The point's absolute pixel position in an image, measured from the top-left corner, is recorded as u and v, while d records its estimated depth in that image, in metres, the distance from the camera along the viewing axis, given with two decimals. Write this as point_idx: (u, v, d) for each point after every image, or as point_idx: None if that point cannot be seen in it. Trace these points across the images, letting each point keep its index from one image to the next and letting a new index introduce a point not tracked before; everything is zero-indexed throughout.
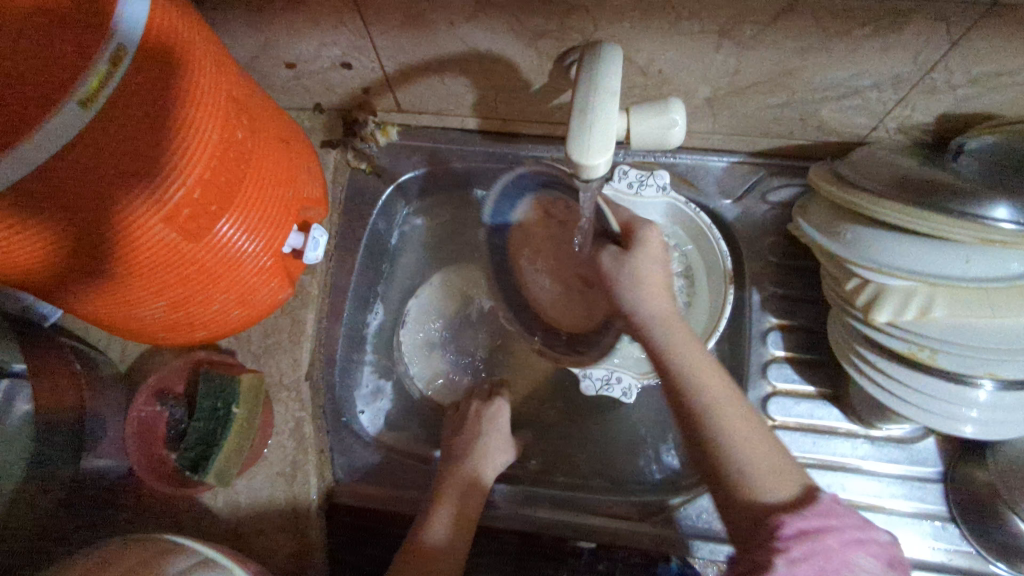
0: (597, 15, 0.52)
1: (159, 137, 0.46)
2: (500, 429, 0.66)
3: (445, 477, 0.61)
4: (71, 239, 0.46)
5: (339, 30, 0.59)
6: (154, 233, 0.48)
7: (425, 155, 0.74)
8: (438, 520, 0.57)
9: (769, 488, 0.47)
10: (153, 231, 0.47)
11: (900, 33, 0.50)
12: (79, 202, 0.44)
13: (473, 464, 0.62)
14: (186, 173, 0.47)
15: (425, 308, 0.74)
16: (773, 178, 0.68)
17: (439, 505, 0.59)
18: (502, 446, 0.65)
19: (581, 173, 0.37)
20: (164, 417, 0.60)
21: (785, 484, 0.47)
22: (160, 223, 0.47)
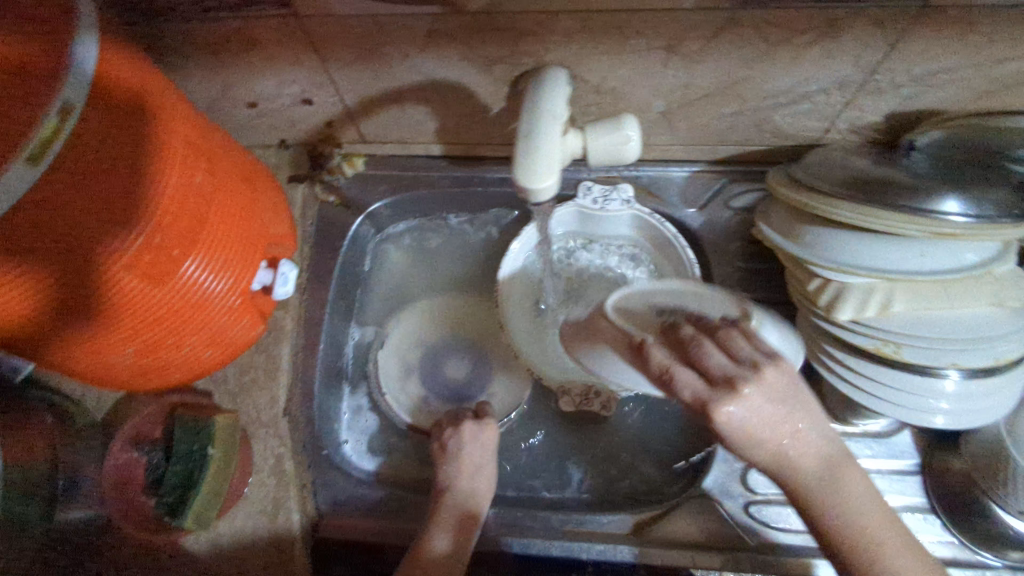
0: (545, 39, 0.54)
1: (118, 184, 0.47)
2: (493, 442, 0.65)
3: (438, 498, 0.61)
4: (41, 285, 0.47)
5: (296, 67, 0.60)
6: (122, 280, 0.49)
7: (392, 183, 0.74)
8: (436, 546, 0.57)
9: None
10: (117, 279, 0.49)
11: (837, 40, 0.51)
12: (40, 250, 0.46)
13: (464, 485, 0.62)
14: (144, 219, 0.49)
15: (405, 333, 0.74)
16: (734, 185, 0.70)
17: (436, 529, 0.59)
18: (489, 465, 0.64)
19: (529, 196, 0.37)
20: (142, 463, 0.59)
21: None
22: (126, 270, 0.49)
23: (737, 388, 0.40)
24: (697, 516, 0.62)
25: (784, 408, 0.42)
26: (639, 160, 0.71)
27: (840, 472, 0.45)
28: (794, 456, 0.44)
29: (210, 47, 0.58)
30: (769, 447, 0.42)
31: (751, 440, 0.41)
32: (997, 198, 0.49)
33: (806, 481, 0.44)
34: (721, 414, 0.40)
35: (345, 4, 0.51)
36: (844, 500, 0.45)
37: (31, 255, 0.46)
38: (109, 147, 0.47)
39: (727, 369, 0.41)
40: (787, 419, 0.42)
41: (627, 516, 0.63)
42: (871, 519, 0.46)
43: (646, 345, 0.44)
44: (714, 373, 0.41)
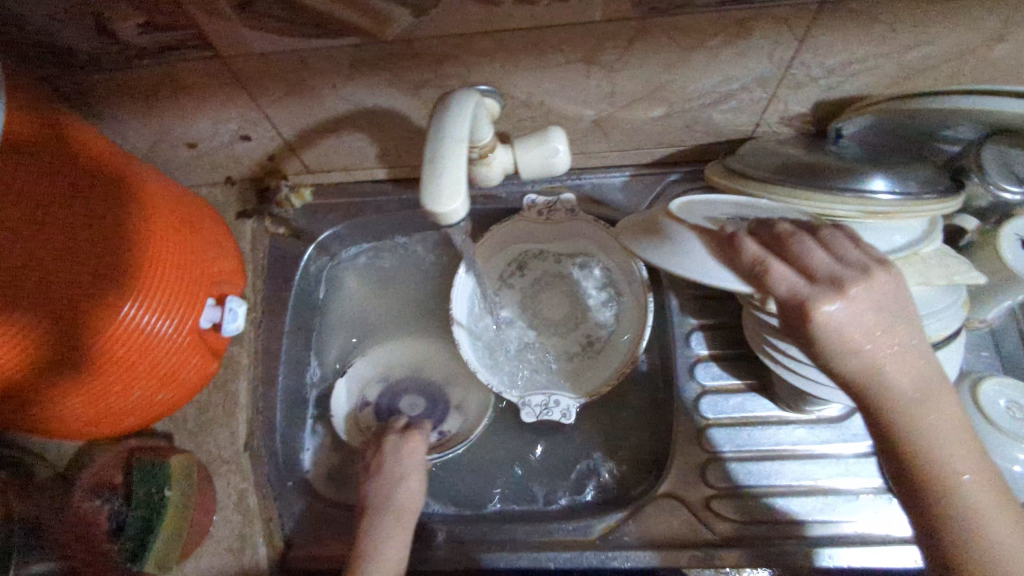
0: (466, 60, 0.55)
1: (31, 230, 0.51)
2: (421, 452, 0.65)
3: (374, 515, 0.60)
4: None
5: (229, 105, 0.61)
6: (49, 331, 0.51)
7: (340, 210, 0.75)
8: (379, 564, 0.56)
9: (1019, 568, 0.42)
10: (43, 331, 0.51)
11: (747, 40, 0.53)
12: None
13: (401, 498, 0.61)
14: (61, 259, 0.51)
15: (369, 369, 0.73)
16: (675, 185, 0.71)
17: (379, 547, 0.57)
18: (420, 474, 0.63)
19: (440, 220, 0.38)
20: (104, 512, 0.59)
21: None
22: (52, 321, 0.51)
23: (843, 289, 0.40)
24: (661, 516, 0.62)
25: (887, 317, 0.41)
26: (581, 168, 0.72)
27: (939, 398, 0.42)
28: (893, 369, 0.41)
29: (139, 93, 0.58)
30: (862, 355, 0.41)
31: (841, 343, 0.40)
32: (920, 175, 0.51)
33: (915, 402, 0.42)
34: (821, 309, 0.40)
35: (264, 41, 0.52)
36: (932, 426, 0.43)
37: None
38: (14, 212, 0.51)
39: (831, 268, 0.42)
40: (888, 330, 0.41)
41: (593, 522, 0.63)
42: (961, 453, 0.43)
43: (737, 237, 0.44)
44: (816, 271, 0.42)
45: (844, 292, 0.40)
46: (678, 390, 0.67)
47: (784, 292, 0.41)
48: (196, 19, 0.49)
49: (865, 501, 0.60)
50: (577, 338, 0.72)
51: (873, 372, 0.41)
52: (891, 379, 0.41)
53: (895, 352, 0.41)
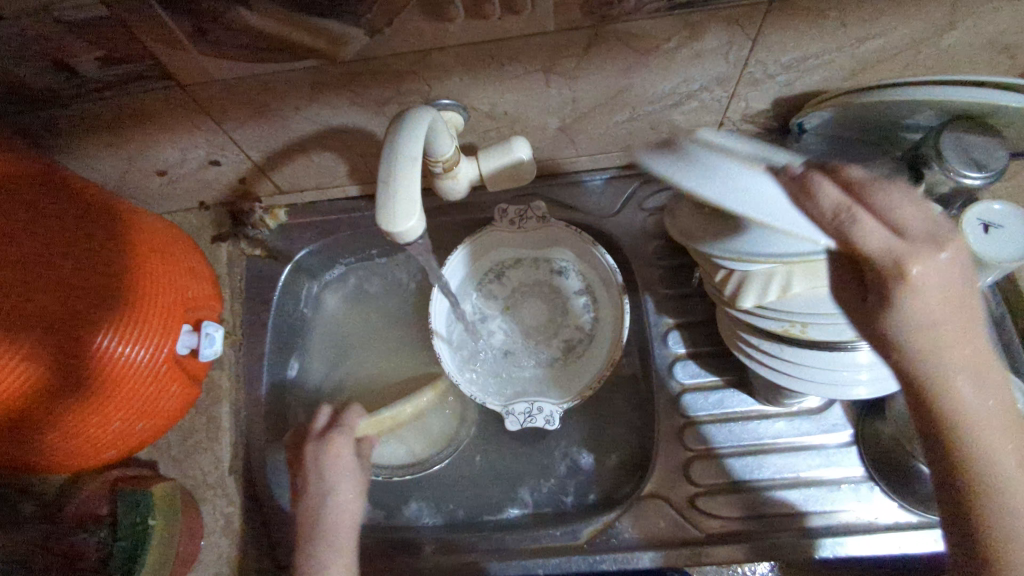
0: (426, 76, 0.55)
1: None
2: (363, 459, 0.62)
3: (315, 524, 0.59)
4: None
5: (195, 133, 0.61)
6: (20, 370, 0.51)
7: (315, 229, 0.75)
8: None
9: None
10: (17, 369, 0.51)
11: (700, 42, 0.53)
12: None
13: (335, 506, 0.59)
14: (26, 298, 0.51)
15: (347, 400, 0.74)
16: (645, 186, 0.72)
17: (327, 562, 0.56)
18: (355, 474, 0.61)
19: (397, 238, 0.39)
20: (90, 545, 0.59)
21: None
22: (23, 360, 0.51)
23: (943, 246, 0.32)
24: (645, 516, 0.63)
25: (971, 292, 0.33)
26: (551, 174, 0.73)
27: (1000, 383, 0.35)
28: (956, 345, 0.33)
29: (104, 126, 0.59)
30: (926, 326, 0.33)
31: (923, 310, 0.32)
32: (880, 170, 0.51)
33: (971, 387, 0.34)
34: (908, 269, 0.32)
35: (222, 69, 0.52)
36: (998, 419, 0.35)
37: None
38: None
39: (924, 222, 0.33)
40: (959, 306, 0.33)
41: (579, 526, 0.63)
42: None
43: (808, 178, 0.34)
44: (905, 226, 0.32)
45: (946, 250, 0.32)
46: (658, 390, 0.67)
47: (876, 246, 0.32)
48: (152, 50, 0.50)
49: (844, 491, 0.61)
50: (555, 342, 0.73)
51: (934, 347, 0.33)
52: (955, 359, 0.34)
53: (962, 327, 0.33)
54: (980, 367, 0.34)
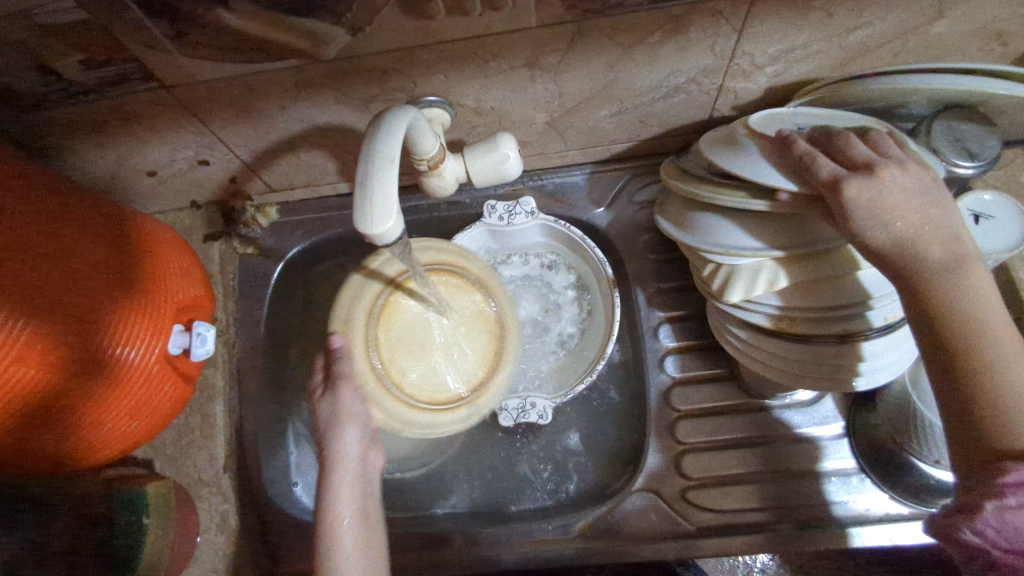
0: (410, 73, 0.55)
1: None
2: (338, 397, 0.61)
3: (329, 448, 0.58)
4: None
5: (183, 133, 0.61)
6: (10, 373, 0.50)
7: (307, 227, 0.76)
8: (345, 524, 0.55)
9: None
10: (7, 373, 0.50)
11: (685, 35, 0.53)
12: None
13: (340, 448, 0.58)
14: (20, 303, 0.50)
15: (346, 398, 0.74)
16: (635, 180, 0.72)
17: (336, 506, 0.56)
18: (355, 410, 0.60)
19: (375, 240, 0.39)
20: (82, 543, 0.59)
21: None
22: (13, 362, 0.50)
23: (877, 171, 0.43)
24: (635, 508, 0.63)
25: (927, 205, 0.42)
26: (542, 168, 0.73)
27: (973, 270, 0.41)
28: (924, 233, 0.41)
29: (91, 127, 0.59)
30: (882, 220, 0.41)
31: (870, 209, 0.42)
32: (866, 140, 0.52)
33: (947, 267, 0.41)
34: (846, 181, 0.42)
35: (206, 70, 0.52)
36: (980, 301, 0.40)
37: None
38: None
39: (869, 157, 0.44)
40: (917, 210, 0.41)
41: (572, 519, 0.64)
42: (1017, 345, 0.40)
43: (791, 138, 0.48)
44: (853, 161, 0.44)
45: (877, 172, 0.42)
46: (650, 384, 0.67)
47: (826, 173, 0.43)
48: (135, 52, 0.50)
49: (836, 483, 0.61)
50: (548, 341, 0.73)
51: (901, 243, 0.41)
52: (925, 256, 0.41)
53: (925, 231, 0.41)
54: (952, 256, 0.41)
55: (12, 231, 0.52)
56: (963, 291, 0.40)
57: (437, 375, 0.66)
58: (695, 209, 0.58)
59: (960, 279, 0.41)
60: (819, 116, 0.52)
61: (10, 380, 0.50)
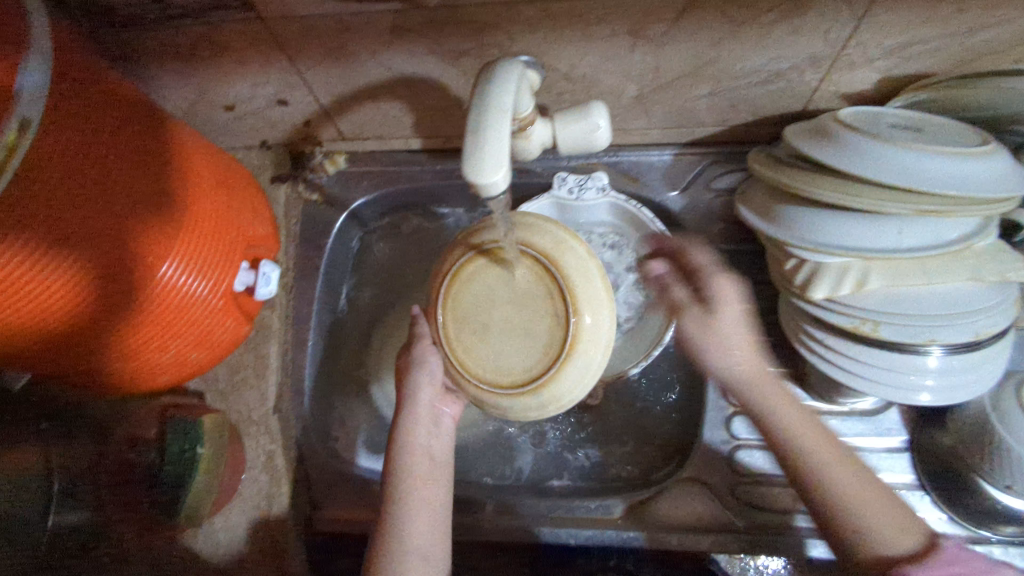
0: (509, 29, 0.53)
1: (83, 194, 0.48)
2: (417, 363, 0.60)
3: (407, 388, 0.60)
4: (37, 297, 0.49)
5: (268, 68, 0.60)
6: (90, 288, 0.51)
7: (373, 179, 0.75)
8: (421, 488, 0.56)
9: (890, 543, 0.49)
10: (88, 290, 0.51)
11: (802, 17, 0.51)
12: (19, 255, 0.46)
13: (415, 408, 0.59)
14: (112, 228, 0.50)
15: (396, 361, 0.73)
16: (715, 166, 0.70)
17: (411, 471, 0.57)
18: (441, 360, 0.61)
19: (480, 192, 0.38)
20: (137, 463, 0.61)
21: (907, 539, 0.50)
22: (95, 278, 0.50)
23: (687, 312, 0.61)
24: (680, 497, 0.62)
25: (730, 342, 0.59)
26: (620, 145, 0.71)
27: (790, 411, 0.57)
28: (742, 359, 0.59)
29: (180, 53, 0.58)
30: (735, 358, 0.59)
31: (722, 350, 0.59)
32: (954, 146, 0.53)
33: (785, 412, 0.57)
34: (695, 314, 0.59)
35: (306, 4, 0.51)
36: (795, 425, 0.57)
37: (13, 274, 0.47)
38: (63, 158, 0.47)
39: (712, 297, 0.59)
40: (757, 365, 0.59)
41: (615, 501, 0.63)
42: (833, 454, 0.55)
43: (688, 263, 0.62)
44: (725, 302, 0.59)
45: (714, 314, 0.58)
46: (711, 375, 0.66)
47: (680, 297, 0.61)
48: None
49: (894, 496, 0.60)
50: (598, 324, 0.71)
51: (759, 382, 0.58)
52: (767, 398, 0.58)
53: (765, 388, 0.58)
54: (790, 403, 0.58)
55: (113, 146, 0.51)
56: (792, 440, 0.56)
57: (511, 356, 0.55)
58: (786, 200, 0.56)
59: (789, 411, 0.57)
60: (914, 122, 0.54)
61: (90, 293, 0.51)
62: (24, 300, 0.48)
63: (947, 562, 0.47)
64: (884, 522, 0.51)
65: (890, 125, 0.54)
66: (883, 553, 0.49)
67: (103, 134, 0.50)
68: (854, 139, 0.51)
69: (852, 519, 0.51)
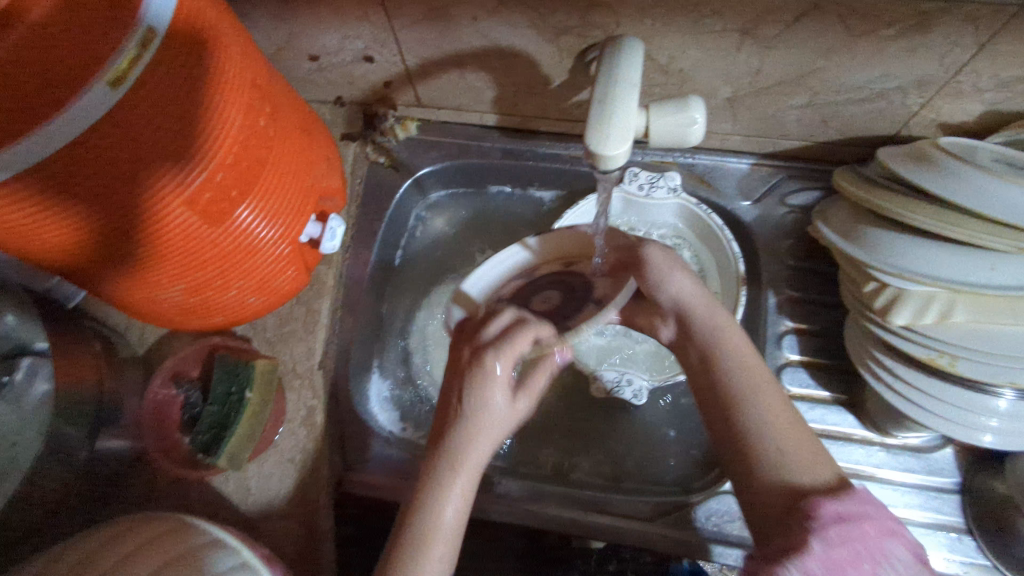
0: (619, 11, 0.52)
1: (190, 122, 0.47)
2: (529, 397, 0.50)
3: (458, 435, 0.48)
4: (122, 217, 0.48)
5: (362, 22, 0.59)
6: (178, 216, 0.49)
7: (442, 150, 0.74)
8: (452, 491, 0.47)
9: (806, 471, 0.46)
10: (175, 216, 0.49)
11: (923, 36, 0.49)
12: (117, 175, 0.46)
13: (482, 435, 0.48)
14: (208, 160, 0.49)
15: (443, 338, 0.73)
16: (792, 181, 0.69)
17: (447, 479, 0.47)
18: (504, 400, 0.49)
19: (599, 163, 0.39)
20: (179, 401, 0.62)
21: (820, 468, 0.46)
22: (182, 207, 0.49)
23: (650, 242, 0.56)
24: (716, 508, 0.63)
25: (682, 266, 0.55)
26: (698, 147, 0.71)
27: (710, 316, 0.53)
28: (683, 277, 0.55)
29: None
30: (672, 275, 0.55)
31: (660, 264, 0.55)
32: None
33: (678, 281, 0.54)
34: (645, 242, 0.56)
35: None
36: (724, 354, 0.51)
37: (101, 186, 0.46)
38: (171, 80, 0.46)
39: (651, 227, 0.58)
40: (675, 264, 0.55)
41: (645, 504, 0.65)
42: (755, 381, 0.50)
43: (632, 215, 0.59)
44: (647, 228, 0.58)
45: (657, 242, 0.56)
46: None
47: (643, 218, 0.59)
48: None
49: (937, 536, 0.59)
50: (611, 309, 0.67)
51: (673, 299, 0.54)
52: (681, 293, 0.54)
53: (693, 297, 0.54)
54: (703, 299, 0.54)
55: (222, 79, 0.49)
56: (706, 327, 0.53)
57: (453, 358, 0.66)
58: (872, 222, 0.55)
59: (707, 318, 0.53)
60: (1015, 156, 0.52)
61: (172, 224, 0.50)
62: (105, 218, 0.48)
63: (858, 502, 0.43)
64: (795, 455, 0.47)
65: (992, 160, 0.52)
66: (788, 477, 0.46)
67: (214, 61, 0.49)
68: (957, 167, 0.49)
69: (759, 440, 0.48)
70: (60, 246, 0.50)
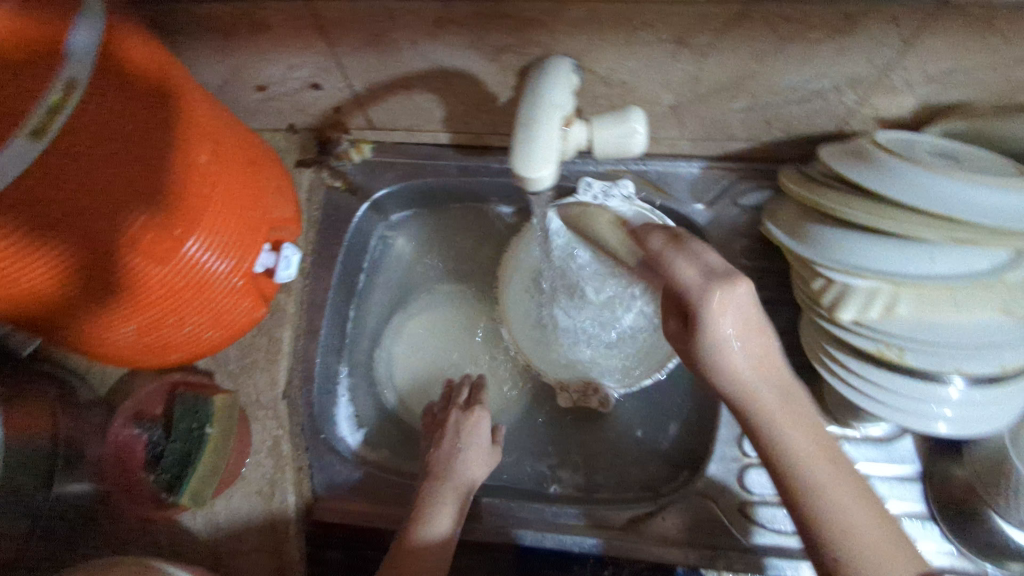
0: (553, 28, 0.53)
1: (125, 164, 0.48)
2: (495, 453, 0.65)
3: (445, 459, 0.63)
4: (66, 263, 0.48)
5: (306, 51, 0.60)
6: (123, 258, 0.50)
7: (397, 171, 0.74)
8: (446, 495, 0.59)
9: None
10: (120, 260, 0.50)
11: (850, 37, 0.50)
12: (57, 222, 0.46)
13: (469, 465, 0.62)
14: (147, 201, 0.49)
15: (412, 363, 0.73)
16: (743, 182, 0.70)
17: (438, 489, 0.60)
18: (483, 444, 0.64)
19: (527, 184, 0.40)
20: (142, 440, 0.62)
21: None
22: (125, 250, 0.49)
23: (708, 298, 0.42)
24: (703, 514, 0.61)
25: (755, 332, 0.43)
26: (649, 153, 0.71)
27: (790, 404, 0.44)
28: (746, 347, 0.43)
29: (218, 28, 0.58)
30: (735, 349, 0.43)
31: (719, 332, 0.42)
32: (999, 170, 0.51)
33: (742, 356, 0.43)
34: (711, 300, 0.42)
35: None
36: (806, 453, 0.43)
37: (51, 229, 0.46)
38: (109, 119, 0.47)
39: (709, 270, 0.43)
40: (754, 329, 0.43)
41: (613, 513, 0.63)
42: (844, 479, 0.43)
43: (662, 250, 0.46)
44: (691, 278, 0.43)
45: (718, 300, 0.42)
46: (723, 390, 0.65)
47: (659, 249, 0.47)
48: None
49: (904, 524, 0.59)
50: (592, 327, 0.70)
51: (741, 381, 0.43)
52: (750, 372, 0.43)
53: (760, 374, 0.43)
54: (775, 380, 0.44)
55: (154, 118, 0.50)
56: (778, 422, 0.43)
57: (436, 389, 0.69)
58: (817, 221, 0.56)
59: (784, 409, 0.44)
60: (948, 148, 0.54)
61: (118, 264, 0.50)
62: (47, 265, 0.48)
63: None
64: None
65: (927, 153, 0.53)
66: None
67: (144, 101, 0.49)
68: (891, 163, 0.51)
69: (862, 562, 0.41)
70: (13, 296, 0.50)
